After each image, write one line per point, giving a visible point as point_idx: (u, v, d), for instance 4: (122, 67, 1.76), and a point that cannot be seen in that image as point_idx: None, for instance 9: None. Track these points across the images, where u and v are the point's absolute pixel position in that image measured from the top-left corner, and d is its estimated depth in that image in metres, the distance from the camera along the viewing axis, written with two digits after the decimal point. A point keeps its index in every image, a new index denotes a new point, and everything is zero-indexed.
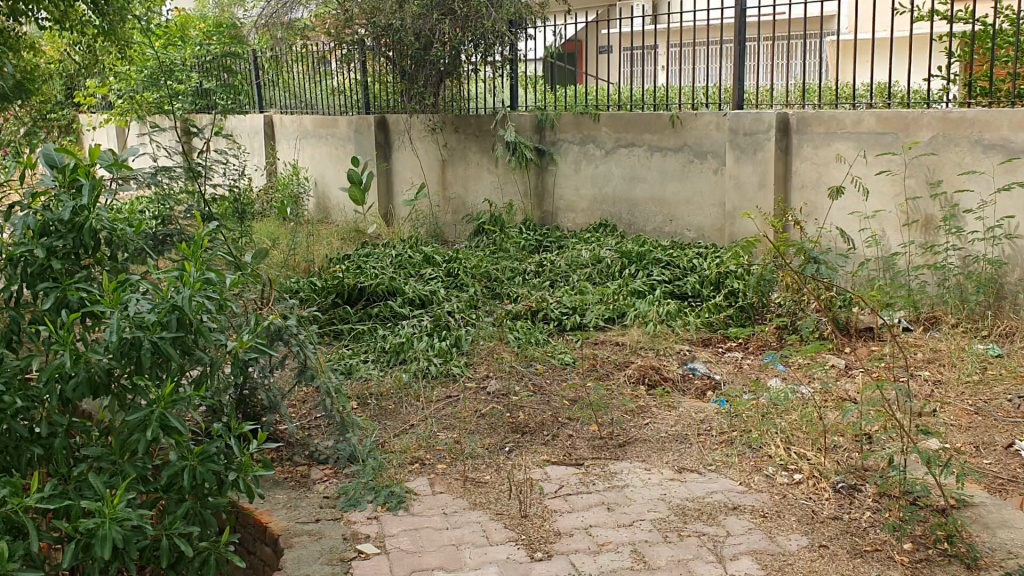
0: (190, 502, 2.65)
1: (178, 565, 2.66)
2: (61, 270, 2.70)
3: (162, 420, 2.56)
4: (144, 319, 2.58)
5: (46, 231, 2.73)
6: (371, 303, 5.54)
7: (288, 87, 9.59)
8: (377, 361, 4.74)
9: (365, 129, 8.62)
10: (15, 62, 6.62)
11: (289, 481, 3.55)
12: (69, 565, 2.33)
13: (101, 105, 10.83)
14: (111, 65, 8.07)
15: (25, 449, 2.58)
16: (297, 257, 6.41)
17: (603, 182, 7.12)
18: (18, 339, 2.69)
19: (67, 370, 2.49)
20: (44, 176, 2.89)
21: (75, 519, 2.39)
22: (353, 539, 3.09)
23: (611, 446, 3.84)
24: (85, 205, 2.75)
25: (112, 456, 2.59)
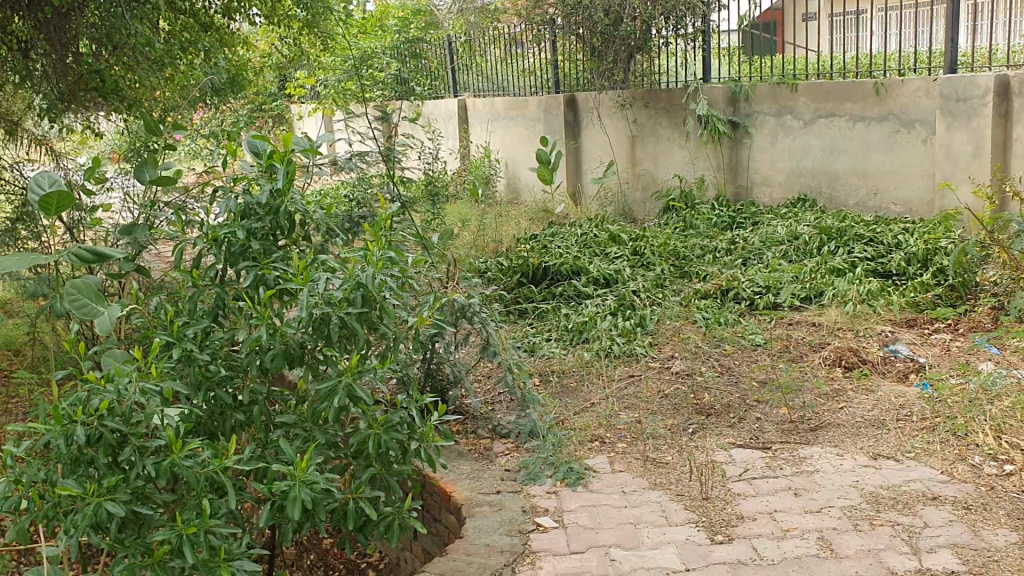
0: (376, 469, 2.77)
1: (365, 529, 2.79)
2: (260, 250, 2.86)
3: (349, 390, 2.69)
4: (332, 295, 2.70)
5: (247, 213, 2.90)
6: (555, 282, 5.58)
7: (480, 70, 9.77)
8: (561, 340, 4.78)
9: (554, 109, 8.67)
10: (231, 58, 7.13)
11: (473, 453, 3.64)
12: (265, 524, 2.50)
13: (310, 95, 11.47)
14: (315, 56, 8.52)
15: (229, 415, 2.78)
16: (485, 237, 6.55)
17: (801, 154, 6.83)
18: (224, 314, 2.90)
19: (264, 342, 2.67)
20: (247, 163, 3.06)
21: (270, 482, 2.56)
22: (532, 512, 3.14)
23: (802, 430, 3.69)
24: (280, 189, 2.89)
25: (305, 423, 2.75)
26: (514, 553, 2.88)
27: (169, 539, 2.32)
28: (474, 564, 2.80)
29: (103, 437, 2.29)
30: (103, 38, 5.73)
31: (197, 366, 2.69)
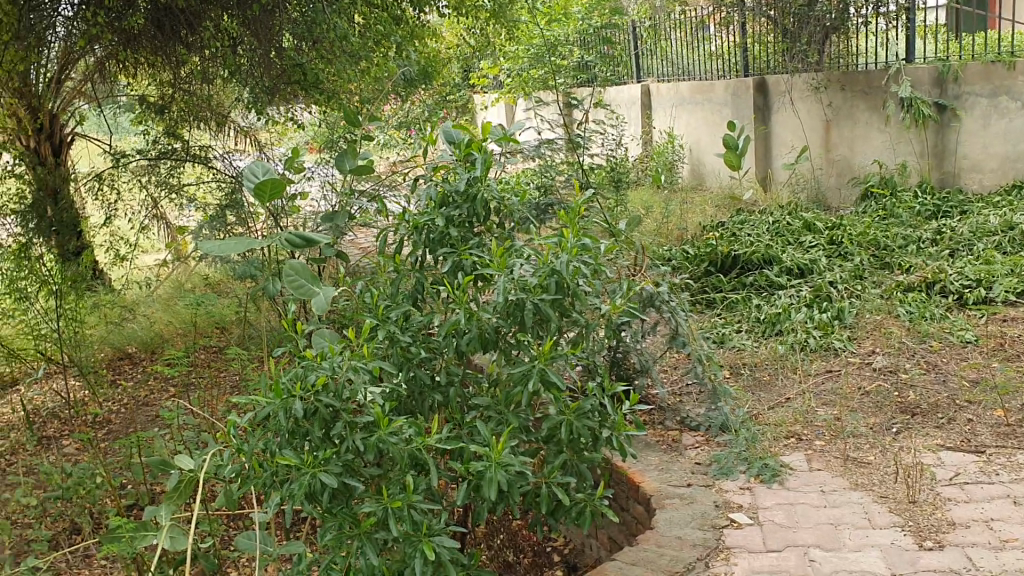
0: (568, 455, 2.76)
1: (557, 514, 2.80)
2: (458, 237, 2.90)
3: (543, 375, 2.70)
4: (527, 282, 2.71)
5: (446, 202, 2.95)
6: (745, 271, 5.44)
7: (666, 55, 9.66)
8: (752, 332, 4.65)
9: (743, 92, 8.42)
10: (422, 49, 7.35)
11: (661, 444, 3.59)
12: (462, 503, 2.56)
13: (494, 85, 11.67)
14: (501, 46, 8.64)
15: (428, 395, 2.85)
16: (670, 225, 6.47)
17: (1019, 138, 6.49)
18: (423, 298, 2.98)
19: (462, 326, 2.72)
20: (445, 153, 3.10)
21: (467, 462, 2.62)
22: (725, 507, 3.06)
23: (1020, 434, 3.42)
24: (479, 178, 2.91)
25: (499, 406, 2.79)
26: (707, 548, 2.81)
27: (376, 511, 2.47)
28: (666, 556, 2.75)
29: (318, 411, 2.45)
30: (304, 35, 6.06)
31: (400, 346, 2.79)
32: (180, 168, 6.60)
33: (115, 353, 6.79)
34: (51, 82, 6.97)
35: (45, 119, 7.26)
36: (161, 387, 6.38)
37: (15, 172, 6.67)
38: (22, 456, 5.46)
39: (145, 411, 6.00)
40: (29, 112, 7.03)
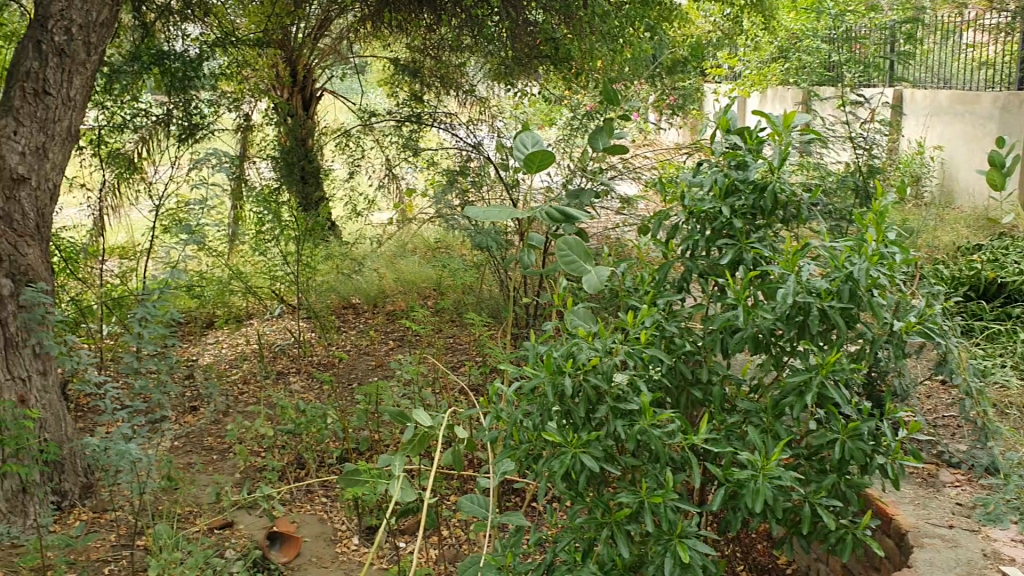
0: (833, 476, 2.58)
1: (811, 535, 2.63)
2: (742, 228, 2.73)
3: (820, 387, 2.52)
4: (817, 286, 2.52)
5: (732, 191, 2.78)
6: (1011, 302, 5.00)
7: (924, 59, 9.04)
8: (1019, 368, 4.25)
9: (1014, 107, 7.77)
10: (677, 34, 7.22)
11: (916, 478, 3.33)
12: (718, 508, 2.44)
13: (732, 75, 11.31)
14: (748, 35, 8.32)
15: (685, 389, 2.72)
16: (922, 240, 6.04)
17: None
18: (690, 288, 2.85)
19: (737, 324, 2.57)
20: (719, 152, 2.92)
21: (728, 467, 2.48)
22: (994, 558, 2.78)
23: None
24: (774, 168, 2.73)
25: (765, 413, 2.64)
26: None
27: (631, 502, 2.38)
28: None
29: (586, 391, 2.39)
30: (559, 9, 6.04)
31: (666, 336, 2.67)
32: (420, 132, 6.61)
33: (341, 301, 7.03)
34: (309, 37, 7.25)
35: (300, 73, 7.57)
36: (382, 339, 6.54)
37: (266, 117, 6.83)
38: (254, 387, 5.74)
39: (366, 357, 6.16)
40: (287, 64, 7.35)
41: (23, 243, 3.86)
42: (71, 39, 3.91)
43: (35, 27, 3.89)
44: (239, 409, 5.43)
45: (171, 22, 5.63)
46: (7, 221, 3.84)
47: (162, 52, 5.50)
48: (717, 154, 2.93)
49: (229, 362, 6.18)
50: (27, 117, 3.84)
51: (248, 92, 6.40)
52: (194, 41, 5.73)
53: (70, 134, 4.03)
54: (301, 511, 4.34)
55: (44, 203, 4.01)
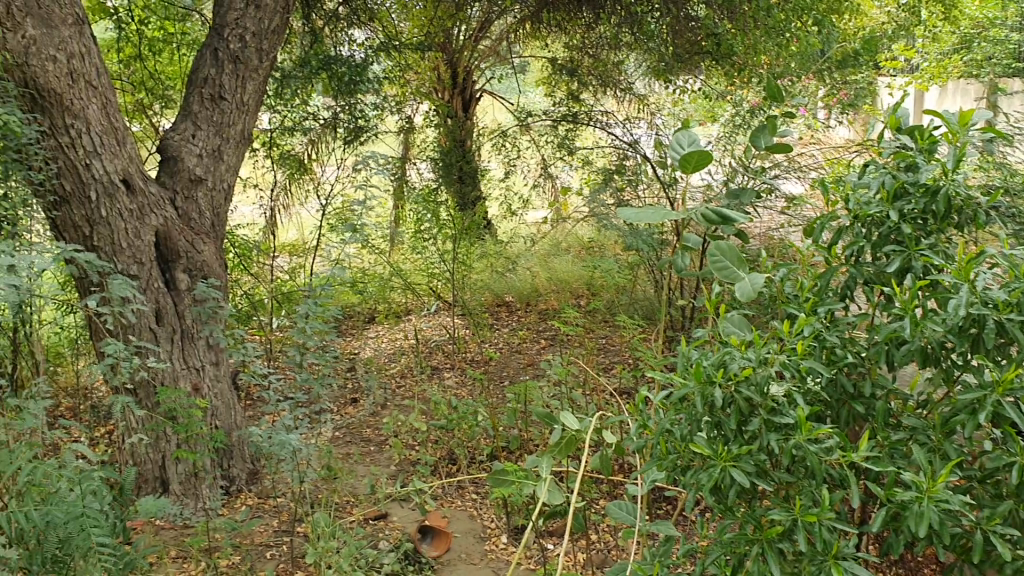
0: (1010, 502, 2.38)
1: (985, 565, 2.44)
2: (911, 233, 2.56)
3: (996, 407, 2.32)
4: (994, 297, 2.32)
5: (901, 194, 2.61)
6: None
7: None
8: None
9: None
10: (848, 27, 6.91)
11: None
12: (879, 530, 2.30)
13: (909, 68, 10.73)
14: (928, 25, 7.86)
15: (845, 403, 2.58)
16: None
17: None
18: (853, 296, 2.69)
19: (903, 336, 2.40)
20: (888, 153, 2.75)
21: (892, 487, 2.33)
22: None
23: None
24: (948, 170, 2.54)
25: (934, 432, 2.47)
26: None
27: (783, 519, 2.28)
28: None
29: (737, 402, 2.30)
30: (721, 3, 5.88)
31: (825, 346, 2.54)
32: (574, 132, 6.73)
33: (494, 299, 7.11)
34: (470, 39, 7.34)
35: (460, 75, 7.65)
36: (534, 337, 6.55)
37: (429, 120, 6.91)
38: (410, 381, 5.85)
39: (518, 356, 6.18)
40: (449, 66, 7.48)
41: (200, 241, 4.07)
42: (246, 46, 4.12)
43: (214, 36, 4.12)
44: (396, 403, 5.56)
45: (339, 27, 5.81)
46: (186, 219, 4.07)
47: (330, 58, 5.72)
48: (886, 155, 2.76)
49: (387, 357, 6.33)
50: (205, 121, 4.07)
51: (410, 94, 6.56)
52: (360, 46, 5.90)
53: (243, 137, 4.23)
54: (452, 507, 4.39)
55: (219, 203, 4.22)
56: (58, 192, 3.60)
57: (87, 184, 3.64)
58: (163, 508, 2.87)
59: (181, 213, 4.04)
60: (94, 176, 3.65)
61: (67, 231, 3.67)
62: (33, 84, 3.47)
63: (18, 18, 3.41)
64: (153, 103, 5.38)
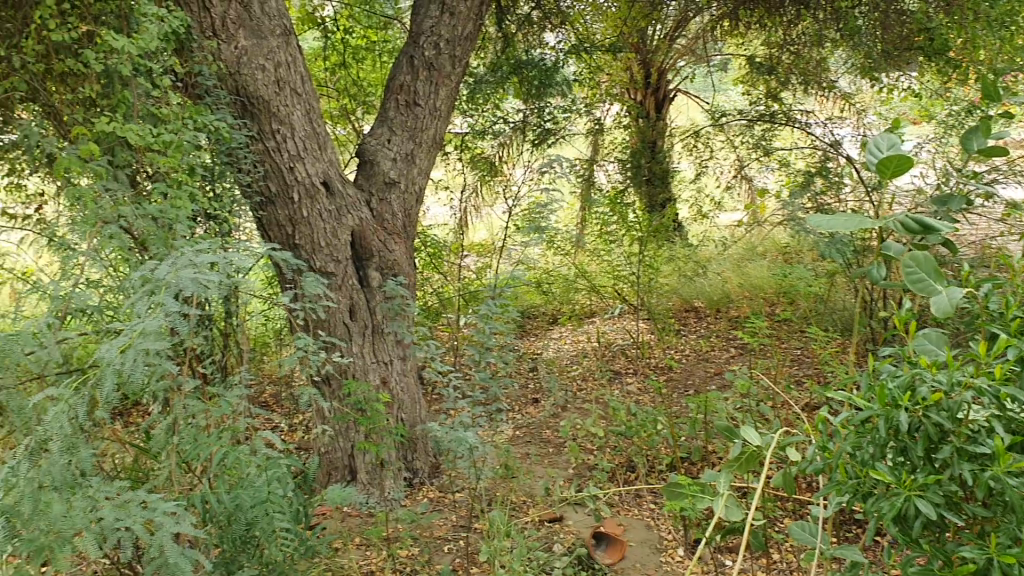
0: None
1: None
2: None
3: None
4: None
5: None
6: None
7: None
8: None
9: None
10: None
11: None
12: None
13: None
14: None
15: None
16: None
17: None
18: None
19: None
20: None
21: None
22: None
23: None
24: None
25: None
26: None
27: (976, 558, 2.09)
28: None
29: (925, 428, 2.13)
30: None
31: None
32: (772, 132, 6.48)
33: (683, 303, 6.84)
34: (665, 38, 6.97)
35: (654, 75, 7.47)
36: (722, 345, 6.27)
37: (619, 122, 6.81)
38: (592, 384, 5.80)
39: (705, 365, 5.96)
40: (642, 66, 7.25)
41: (392, 241, 4.19)
42: (440, 53, 4.22)
43: (410, 44, 4.26)
44: (577, 406, 5.52)
45: (532, 32, 5.97)
46: (380, 220, 4.19)
47: (521, 62, 5.89)
48: None
49: (570, 358, 6.31)
50: (399, 126, 4.21)
51: (601, 95, 6.52)
52: (552, 50, 6.02)
53: (436, 141, 4.34)
54: (629, 515, 4.33)
55: (412, 204, 4.33)
56: (264, 193, 3.82)
57: (290, 186, 3.84)
58: (346, 498, 2.99)
59: (375, 214, 4.16)
60: (296, 178, 3.84)
61: (272, 230, 3.89)
62: (243, 92, 3.72)
63: (232, 31, 3.67)
64: (355, 109, 5.55)
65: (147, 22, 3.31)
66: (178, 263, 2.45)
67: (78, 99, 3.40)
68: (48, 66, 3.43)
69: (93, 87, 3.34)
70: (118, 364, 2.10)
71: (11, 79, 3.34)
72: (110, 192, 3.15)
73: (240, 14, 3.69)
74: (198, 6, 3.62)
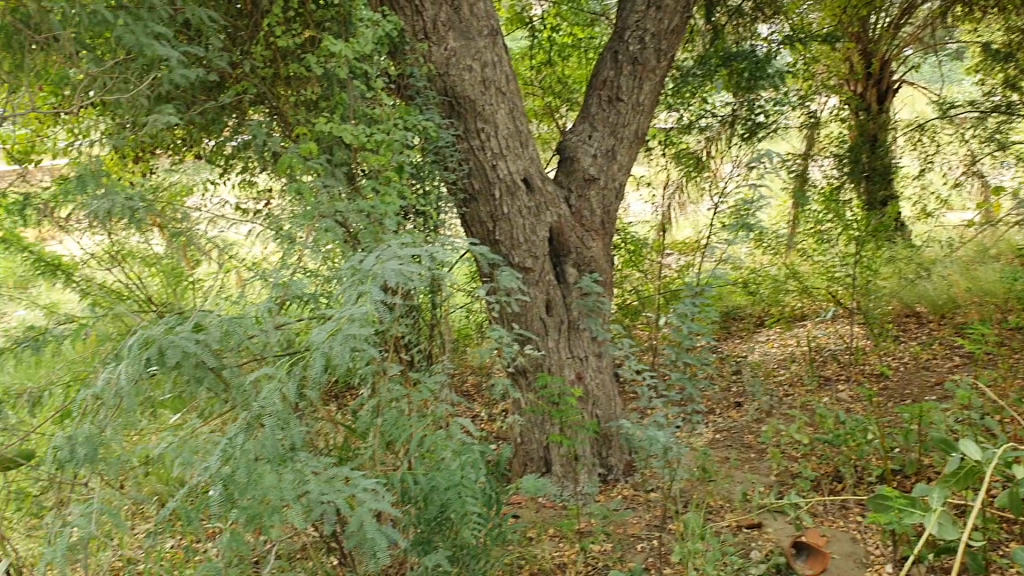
0: None
1: None
2: None
3: None
4: None
5: None
6: None
7: None
8: None
9: None
10: None
11: None
12: None
13: None
14: None
15: None
16: None
17: None
18: None
19: None
20: None
21: None
22: None
23: None
24: None
25: None
26: None
27: None
28: None
29: None
30: None
31: None
32: (1008, 124, 6.18)
33: (903, 307, 6.25)
34: (891, 26, 6.45)
35: (876, 64, 6.60)
36: (947, 353, 5.68)
37: (838, 116, 6.48)
38: (799, 390, 5.52)
39: (926, 374, 5.46)
40: (862, 57, 6.57)
41: (589, 237, 4.17)
42: (645, 48, 4.17)
43: (616, 40, 4.25)
44: (782, 411, 5.21)
45: (743, 24, 5.75)
46: (578, 216, 4.19)
47: (731, 55, 5.61)
48: None
49: (777, 363, 6.03)
50: (601, 122, 4.20)
51: (816, 86, 6.24)
52: (764, 41, 5.77)
53: (638, 137, 4.28)
54: (833, 526, 3.98)
55: (612, 201, 4.29)
56: (468, 190, 3.93)
57: (493, 183, 3.92)
58: (540, 488, 3.03)
59: (574, 210, 4.17)
60: (499, 176, 3.91)
61: (474, 227, 3.98)
62: (451, 91, 3.85)
63: (442, 33, 3.81)
64: (560, 106, 5.64)
65: (364, 26, 3.50)
66: (384, 255, 2.56)
67: (301, 101, 3.67)
68: (275, 70, 3.70)
69: (314, 90, 3.58)
70: (326, 347, 2.21)
71: (243, 83, 3.64)
72: (329, 188, 3.42)
73: (451, 16, 3.81)
74: (410, 11, 3.79)
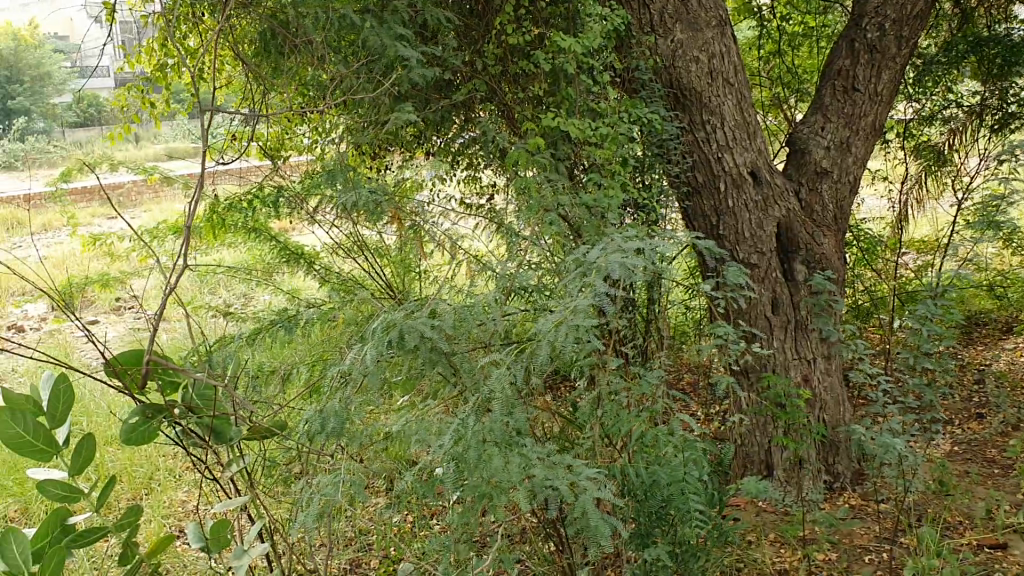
0: None
1: None
2: None
3: None
4: None
5: None
6: None
7: None
8: None
9: None
10: None
11: None
12: None
13: None
14: None
15: None
16: None
17: None
18: None
19: None
20: None
21: None
22: None
23: None
24: None
25: None
26: None
27: None
28: None
29: None
30: None
31: None
32: None
33: None
34: None
35: None
36: None
37: None
38: None
39: None
40: None
41: (821, 234, 3.98)
42: (885, 35, 3.92)
43: (852, 27, 4.02)
44: None
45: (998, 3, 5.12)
46: (808, 211, 4.05)
47: (981, 39, 4.99)
48: None
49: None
50: (835, 114, 4.00)
51: None
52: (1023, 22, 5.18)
53: (876, 128, 4.05)
54: None
55: (845, 196, 4.08)
56: (692, 184, 3.87)
57: (718, 177, 3.82)
58: (762, 491, 2.93)
59: (804, 205, 4.04)
60: (724, 169, 3.81)
61: (698, 221, 3.92)
62: (676, 84, 3.80)
63: (669, 25, 3.75)
64: (788, 97, 5.42)
65: (592, 22, 3.51)
66: (608, 249, 2.54)
67: (528, 98, 3.79)
68: (504, 67, 3.82)
69: (540, 86, 3.69)
70: (551, 336, 2.22)
71: (474, 81, 3.78)
72: (551, 183, 3.48)
73: (678, 8, 3.74)
74: (638, 5, 3.78)
